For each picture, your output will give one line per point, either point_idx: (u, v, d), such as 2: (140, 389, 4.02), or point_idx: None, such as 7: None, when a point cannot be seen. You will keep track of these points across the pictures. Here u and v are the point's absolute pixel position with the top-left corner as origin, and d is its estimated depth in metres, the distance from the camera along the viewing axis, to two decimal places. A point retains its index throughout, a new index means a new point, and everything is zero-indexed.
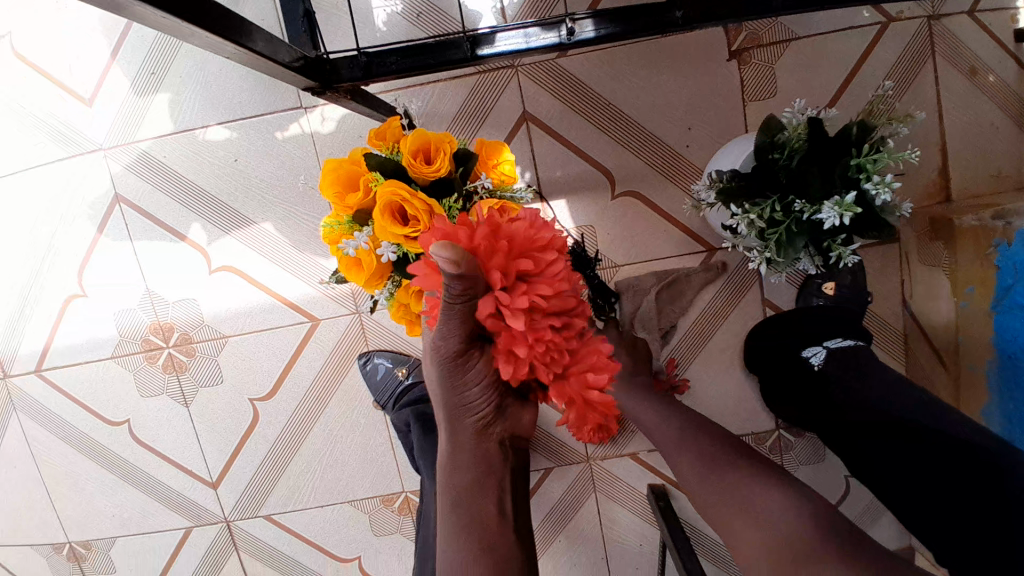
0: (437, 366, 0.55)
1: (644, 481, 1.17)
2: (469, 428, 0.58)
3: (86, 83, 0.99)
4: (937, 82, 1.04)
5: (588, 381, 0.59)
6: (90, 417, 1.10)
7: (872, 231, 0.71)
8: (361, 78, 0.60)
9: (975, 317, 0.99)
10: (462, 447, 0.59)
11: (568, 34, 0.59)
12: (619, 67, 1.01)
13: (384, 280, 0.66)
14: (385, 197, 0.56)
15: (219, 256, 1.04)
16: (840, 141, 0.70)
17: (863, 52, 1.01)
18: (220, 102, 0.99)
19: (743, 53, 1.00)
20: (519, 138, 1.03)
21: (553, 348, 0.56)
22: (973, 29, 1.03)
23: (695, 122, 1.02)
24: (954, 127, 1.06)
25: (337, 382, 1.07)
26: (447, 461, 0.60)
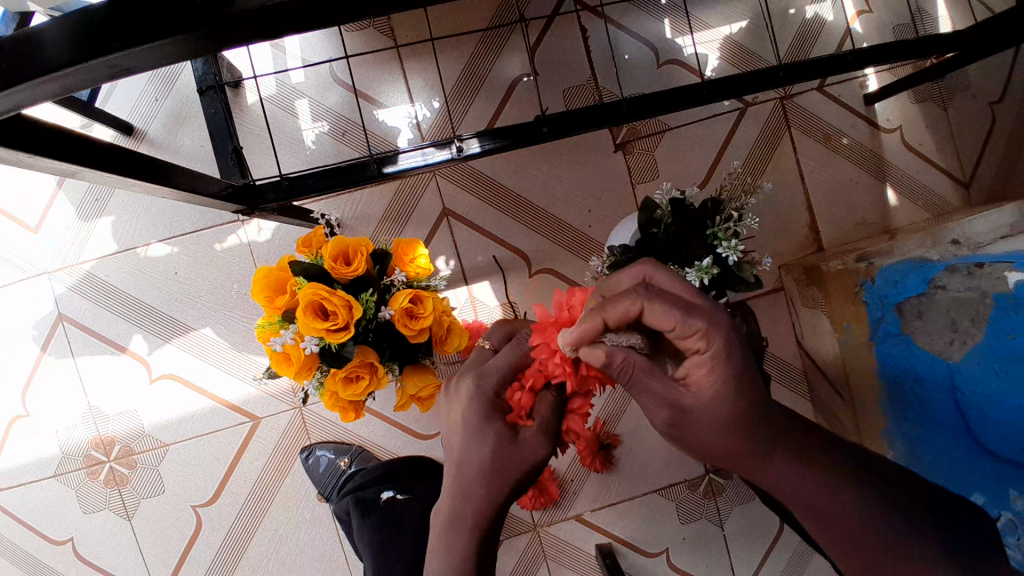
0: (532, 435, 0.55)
1: (592, 542, 1.21)
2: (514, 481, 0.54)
3: (31, 213, 1.05)
4: (795, 151, 1.24)
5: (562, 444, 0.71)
6: (34, 540, 1.07)
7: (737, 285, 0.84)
8: (285, 199, 0.71)
9: (856, 351, 1.13)
10: (473, 505, 0.53)
11: (458, 151, 0.73)
12: (523, 164, 1.16)
13: (313, 370, 0.72)
14: (307, 298, 0.63)
15: (159, 365, 1.08)
16: (699, 214, 0.83)
17: (726, 136, 1.20)
18: (161, 221, 1.06)
19: (628, 144, 1.17)
20: (441, 232, 1.14)
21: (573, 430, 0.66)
22: (825, 101, 1.25)
23: (594, 205, 1.16)
24: (814, 191, 1.25)
25: (281, 479, 1.09)
26: (446, 514, 0.54)
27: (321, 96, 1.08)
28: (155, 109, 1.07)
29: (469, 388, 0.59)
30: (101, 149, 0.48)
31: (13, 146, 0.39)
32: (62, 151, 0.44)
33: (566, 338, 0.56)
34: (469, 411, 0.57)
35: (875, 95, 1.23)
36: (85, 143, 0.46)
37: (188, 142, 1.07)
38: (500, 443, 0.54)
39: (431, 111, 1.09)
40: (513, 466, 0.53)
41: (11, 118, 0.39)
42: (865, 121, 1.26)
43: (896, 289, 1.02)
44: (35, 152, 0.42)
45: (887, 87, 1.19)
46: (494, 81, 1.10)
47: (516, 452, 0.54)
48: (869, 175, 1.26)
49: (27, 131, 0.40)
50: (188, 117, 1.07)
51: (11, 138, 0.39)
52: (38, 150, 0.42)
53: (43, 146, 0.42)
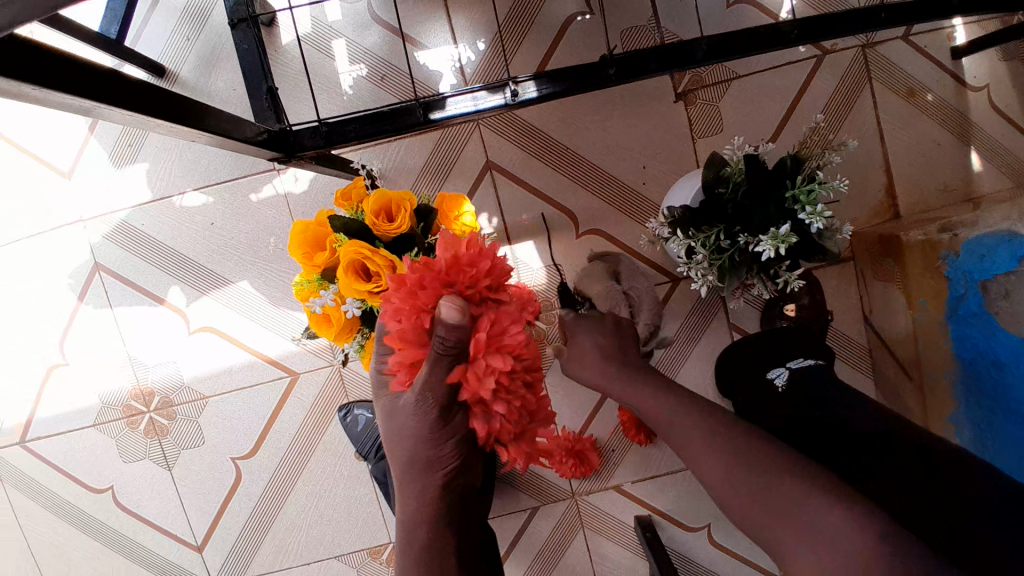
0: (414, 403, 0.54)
1: (631, 513, 1.18)
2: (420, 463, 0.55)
3: (64, 158, 1.03)
4: (875, 106, 1.12)
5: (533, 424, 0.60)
6: (74, 486, 1.09)
7: (814, 254, 0.75)
8: (323, 146, 0.65)
9: (931, 328, 1.03)
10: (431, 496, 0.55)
11: (512, 96, 0.65)
12: (574, 115, 1.07)
13: (354, 334, 0.68)
14: (348, 256, 0.58)
15: (197, 318, 1.06)
16: (777, 174, 0.74)
17: (801, 87, 1.08)
18: (196, 170, 1.02)
19: (690, 95, 1.07)
20: (484, 187, 1.07)
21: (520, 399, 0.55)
22: (909, 52, 1.12)
23: (650, 161, 1.07)
24: (893, 151, 1.13)
25: (319, 435, 1.08)
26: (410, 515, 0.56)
27: (359, 37, 1.00)
28: (187, 50, 1.01)
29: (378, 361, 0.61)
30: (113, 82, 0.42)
31: (14, 74, 0.34)
32: (72, 82, 0.38)
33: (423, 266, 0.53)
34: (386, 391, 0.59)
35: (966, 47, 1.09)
36: (98, 74, 0.40)
37: (220, 86, 1.01)
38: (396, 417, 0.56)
39: (475, 54, 1.01)
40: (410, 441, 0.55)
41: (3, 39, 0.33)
42: (952, 77, 1.12)
43: (982, 264, 0.92)
44: (40, 84, 0.36)
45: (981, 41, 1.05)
46: (545, 21, 1.01)
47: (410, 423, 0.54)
48: (953, 136, 1.13)
49: (25, 55, 0.35)
50: (220, 59, 1.01)
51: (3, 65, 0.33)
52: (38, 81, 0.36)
53: (45, 76, 0.36)
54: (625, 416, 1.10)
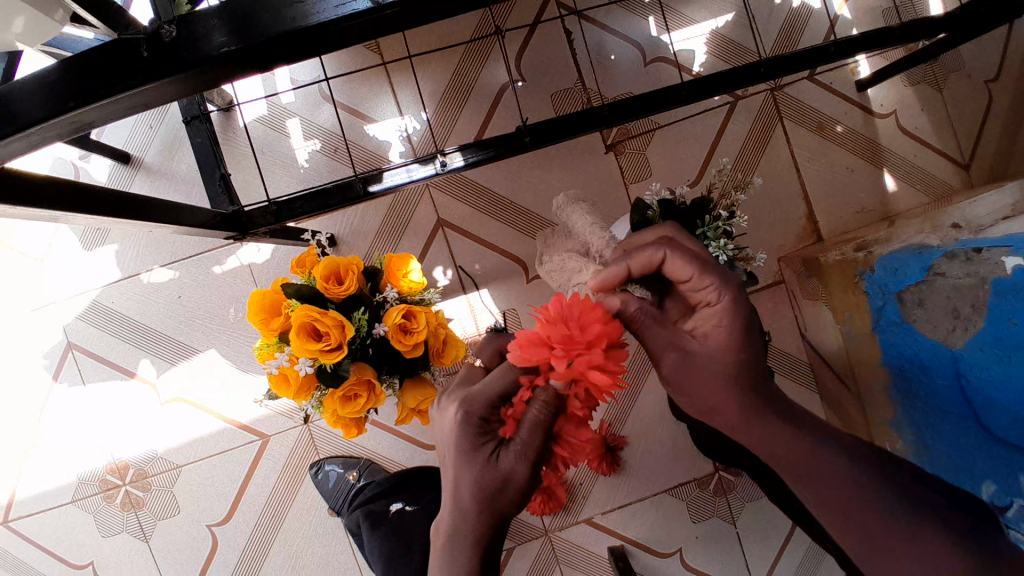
0: (514, 458, 0.54)
1: (605, 544, 1.21)
2: (487, 506, 0.54)
3: (36, 245, 1.08)
4: (787, 141, 1.24)
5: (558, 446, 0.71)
6: (55, 562, 1.10)
7: (727, 282, 0.83)
8: (274, 222, 0.72)
9: (858, 342, 1.13)
10: (486, 519, 0.54)
11: (441, 165, 0.73)
12: (516, 171, 1.16)
13: (312, 391, 0.73)
14: (299, 320, 0.64)
15: (168, 388, 1.10)
16: (690, 212, 0.83)
17: (717, 131, 1.20)
18: (163, 248, 1.09)
19: (619, 145, 1.17)
20: (437, 243, 1.15)
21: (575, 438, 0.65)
22: (816, 89, 1.25)
23: (589, 207, 1.17)
24: (809, 180, 1.24)
25: (294, 494, 1.10)
26: (448, 531, 0.55)
27: (312, 115, 1.10)
28: (150, 137, 1.09)
29: (456, 413, 0.58)
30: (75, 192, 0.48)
31: (16, 199, 0.42)
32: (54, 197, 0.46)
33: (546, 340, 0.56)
34: (457, 440, 0.56)
35: (866, 81, 1.22)
36: (57, 190, 0.46)
37: (184, 168, 1.09)
38: (482, 470, 0.54)
39: (420, 124, 1.10)
40: (493, 482, 0.54)
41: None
42: (858, 108, 1.25)
43: (896, 277, 1.02)
44: (32, 203, 0.44)
45: (881, 72, 1.18)
46: (481, 90, 1.11)
47: (491, 470, 0.54)
48: (864, 161, 1.26)
49: (18, 183, 0.43)
50: (183, 143, 1.09)
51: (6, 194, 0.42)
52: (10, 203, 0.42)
53: (36, 199, 0.44)
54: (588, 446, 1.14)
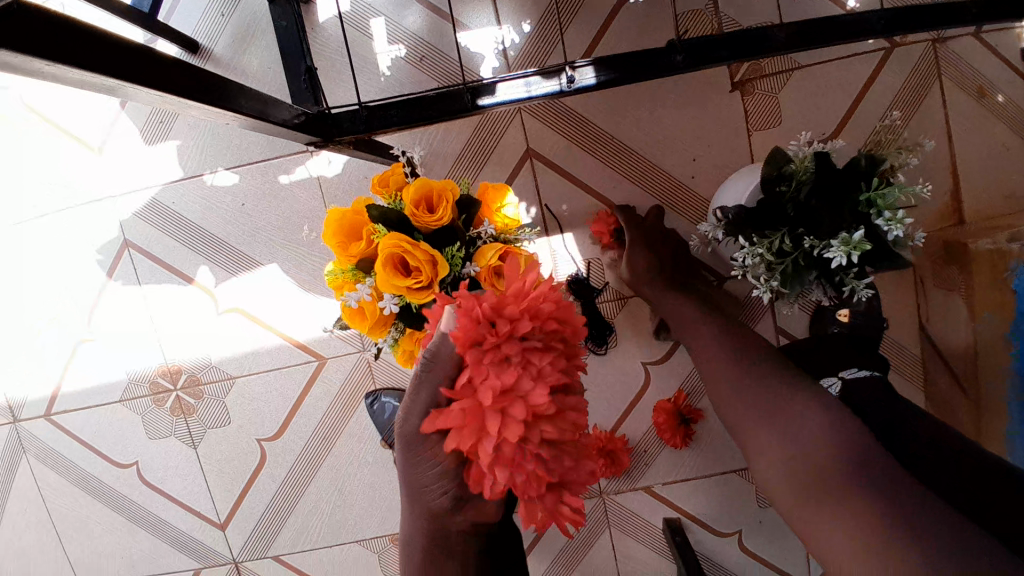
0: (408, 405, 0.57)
1: (659, 516, 1.14)
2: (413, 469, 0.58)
3: (96, 133, 1.01)
4: (943, 108, 1.02)
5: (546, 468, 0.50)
6: (100, 459, 1.09)
7: (883, 262, 0.69)
8: (363, 130, 0.62)
9: (993, 343, 0.96)
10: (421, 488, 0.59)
11: (568, 82, 0.60)
12: (621, 103, 1.01)
13: (388, 328, 0.64)
14: (387, 249, 0.55)
15: (226, 298, 1.04)
16: (850, 173, 0.68)
17: (862, 87, 1.01)
18: (228, 149, 1.00)
19: (747, 84, 1.00)
20: (523, 175, 1.03)
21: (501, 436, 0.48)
22: (975, 53, 1.01)
23: (701, 152, 1.01)
24: (962, 156, 1.04)
25: (346, 421, 1.06)
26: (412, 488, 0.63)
27: (398, 16, 0.96)
28: (222, 24, 0.98)
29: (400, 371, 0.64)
30: (134, 55, 0.36)
31: (52, 55, 0.31)
32: (105, 60, 0.34)
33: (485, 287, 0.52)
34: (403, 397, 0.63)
35: None
36: (113, 46, 0.35)
37: (256, 62, 0.98)
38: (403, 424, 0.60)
39: (520, 36, 0.96)
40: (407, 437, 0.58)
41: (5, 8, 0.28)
42: (1020, 79, 1.02)
43: None
44: (76, 63, 0.32)
45: None
46: (594, 3, 0.95)
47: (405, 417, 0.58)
48: (1019, 142, 1.03)
49: (52, 31, 0.31)
50: (257, 33, 0.98)
51: (40, 45, 0.30)
52: (50, 58, 0.31)
53: (82, 60, 0.33)
54: (660, 417, 1.05)
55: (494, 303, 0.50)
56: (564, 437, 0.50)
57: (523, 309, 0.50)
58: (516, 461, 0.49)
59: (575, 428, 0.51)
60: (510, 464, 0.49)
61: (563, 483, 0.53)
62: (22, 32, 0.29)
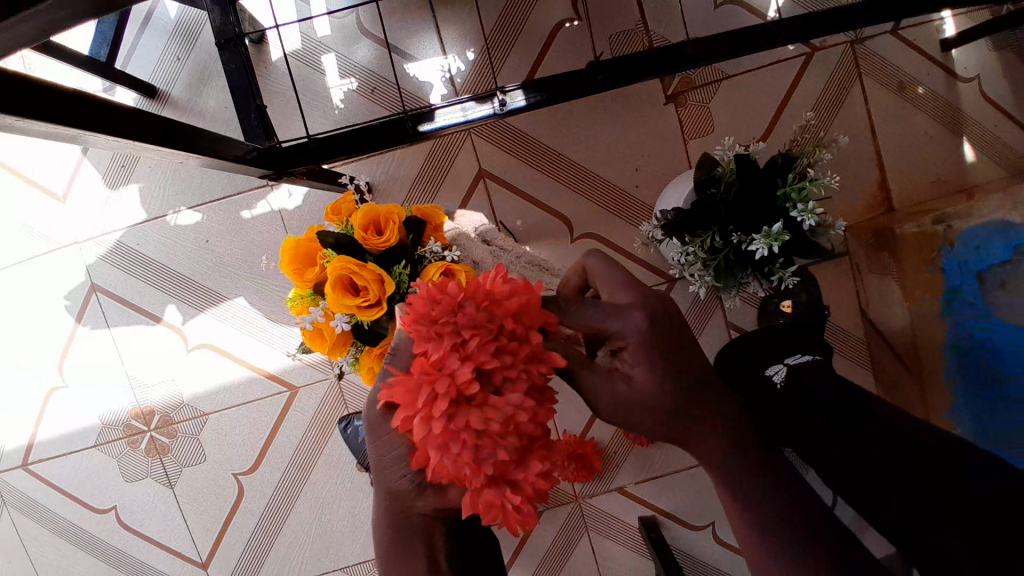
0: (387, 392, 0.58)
1: (635, 515, 1.17)
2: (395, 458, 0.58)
3: (58, 181, 1.03)
4: (866, 102, 1.11)
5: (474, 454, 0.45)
6: (77, 507, 1.09)
7: (808, 252, 0.75)
8: (313, 161, 0.65)
9: (928, 320, 1.03)
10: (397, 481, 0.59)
11: (500, 105, 0.65)
12: (565, 121, 1.07)
13: (348, 347, 0.68)
14: (335, 272, 0.58)
15: (196, 335, 1.06)
16: (768, 172, 0.75)
17: (789, 86, 1.08)
18: (190, 189, 1.03)
19: (680, 96, 1.07)
20: (477, 195, 1.07)
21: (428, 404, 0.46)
22: (900, 47, 1.10)
23: (643, 163, 1.07)
24: (884, 147, 1.12)
25: (321, 448, 1.07)
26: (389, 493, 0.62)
27: (348, 50, 1.01)
28: (177, 70, 1.01)
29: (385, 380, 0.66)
30: (88, 105, 0.40)
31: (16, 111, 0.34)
32: (63, 112, 0.37)
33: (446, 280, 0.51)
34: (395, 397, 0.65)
35: (953, 40, 1.07)
36: (70, 100, 0.38)
37: (213, 103, 1.02)
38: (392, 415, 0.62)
39: (465, 64, 1.01)
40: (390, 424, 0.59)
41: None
42: (942, 70, 1.10)
43: (976, 255, 0.93)
44: (36, 117, 0.35)
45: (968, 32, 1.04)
46: (531, 30, 1.01)
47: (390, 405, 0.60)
48: (940, 128, 1.11)
49: (13, 89, 0.34)
50: (212, 77, 1.02)
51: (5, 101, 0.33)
52: (20, 113, 0.34)
53: (43, 113, 0.36)
54: None
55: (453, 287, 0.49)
56: (493, 428, 0.45)
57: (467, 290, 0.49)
58: (442, 446, 0.46)
59: (512, 423, 0.46)
60: (438, 448, 0.46)
61: (505, 483, 0.48)
62: None
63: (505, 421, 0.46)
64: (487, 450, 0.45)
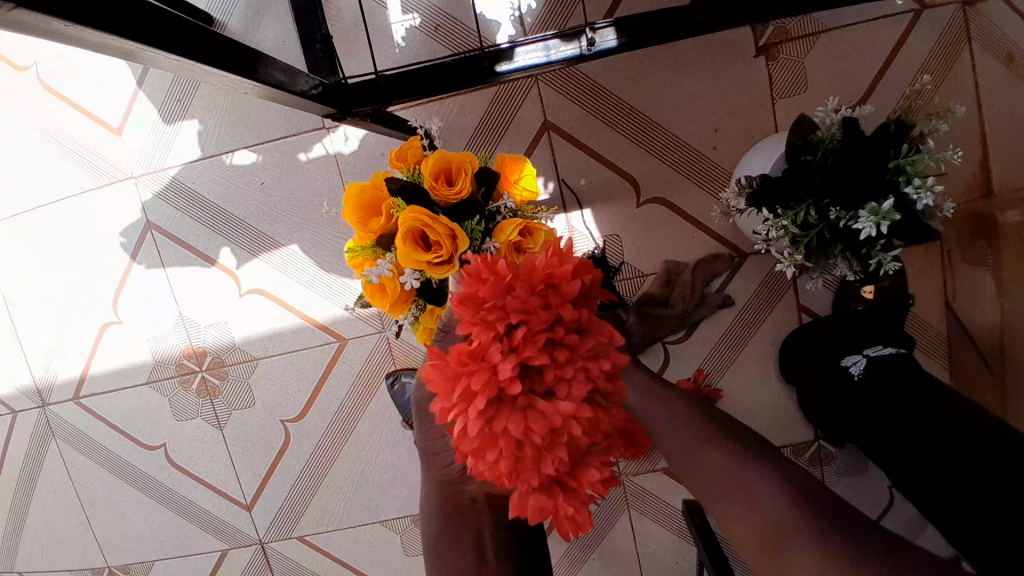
0: None
1: (681, 496, 1.13)
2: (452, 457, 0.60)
3: (116, 114, 1.02)
4: (973, 72, 0.97)
5: (516, 459, 0.48)
6: (129, 443, 1.12)
7: (915, 234, 0.68)
8: (381, 101, 0.61)
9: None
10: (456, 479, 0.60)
11: (587, 46, 0.59)
12: (639, 74, 0.99)
13: (409, 304, 0.64)
14: (407, 223, 0.55)
15: (248, 279, 1.05)
16: (879, 139, 0.66)
17: (893, 47, 0.97)
18: (246, 127, 1.00)
19: (772, 49, 0.97)
20: (541, 148, 1.02)
21: (467, 402, 0.48)
22: (1008, 14, 0.96)
23: (722, 122, 0.99)
24: (989, 131, 0.99)
25: (367, 402, 1.06)
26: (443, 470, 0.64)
27: None
28: (236, 1, 0.98)
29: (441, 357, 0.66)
30: (151, 18, 0.36)
31: (68, 15, 0.30)
32: (120, 22, 0.34)
33: (496, 262, 0.51)
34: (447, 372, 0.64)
35: None
36: (130, 9, 0.34)
37: (270, 38, 0.97)
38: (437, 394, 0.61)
39: (536, 2, 0.94)
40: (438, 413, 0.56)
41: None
42: None
43: None
44: (91, 25, 0.32)
45: None
46: None
47: None
48: None
49: None
50: (272, 10, 0.97)
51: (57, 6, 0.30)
52: (65, 17, 0.30)
53: (98, 21, 0.32)
54: None
55: (498, 276, 0.50)
56: (538, 432, 0.47)
57: (513, 275, 0.50)
58: (483, 446, 0.48)
59: (557, 428, 0.47)
60: (476, 448, 0.49)
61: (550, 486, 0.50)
62: None
63: (554, 431, 0.48)
64: (530, 457, 0.48)
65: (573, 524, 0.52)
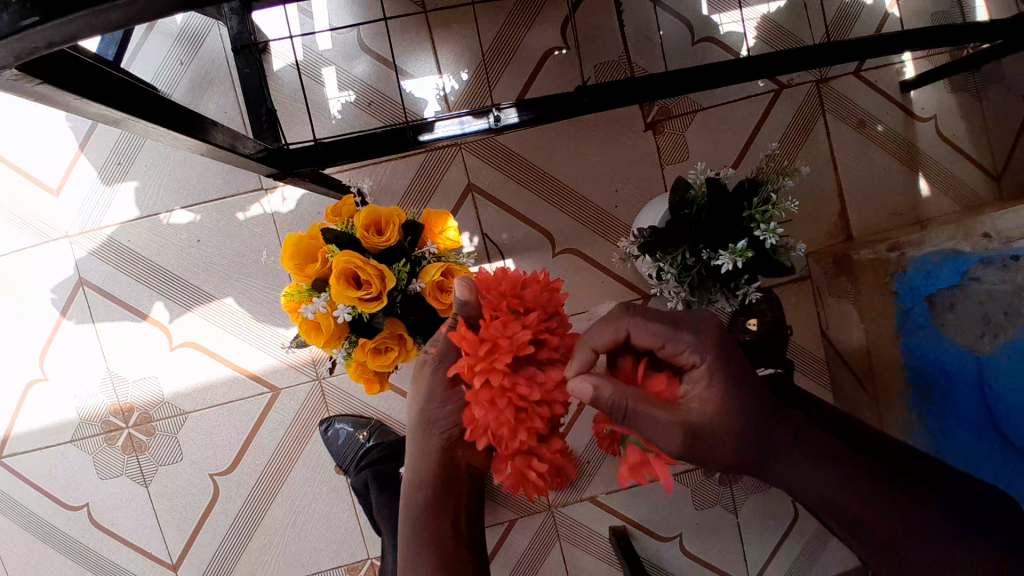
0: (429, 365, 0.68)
1: (606, 525, 1.21)
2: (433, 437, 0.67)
3: (52, 175, 1.05)
4: (828, 137, 1.19)
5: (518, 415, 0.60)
6: (50, 504, 1.08)
7: (768, 270, 0.81)
8: (317, 164, 0.69)
9: (881, 341, 1.07)
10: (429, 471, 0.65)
11: (495, 121, 0.71)
12: (550, 142, 1.13)
13: (341, 340, 0.71)
14: (340, 265, 0.62)
15: (180, 333, 1.07)
16: (736, 196, 0.81)
17: (759, 118, 1.16)
18: (185, 188, 1.05)
19: (658, 124, 1.14)
20: (465, 208, 1.12)
21: (490, 361, 0.59)
22: (861, 87, 1.19)
23: (623, 184, 1.14)
24: (844, 179, 1.19)
25: (300, 451, 1.09)
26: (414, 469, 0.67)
27: (347, 66, 1.06)
28: (180, 74, 1.05)
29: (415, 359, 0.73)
30: (140, 95, 0.44)
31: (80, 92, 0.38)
32: (118, 97, 0.42)
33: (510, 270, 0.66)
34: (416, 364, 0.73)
35: (912, 81, 1.17)
36: (125, 87, 0.43)
37: (213, 108, 1.05)
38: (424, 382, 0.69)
39: (459, 84, 1.07)
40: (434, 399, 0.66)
41: (52, 53, 0.36)
42: (899, 109, 1.19)
43: (927, 280, 0.95)
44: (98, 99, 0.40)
45: (924, 76, 1.13)
46: (522, 56, 1.08)
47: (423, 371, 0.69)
48: (901, 163, 1.20)
49: (78, 72, 0.38)
50: (215, 82, 1.05)
51: (72, 85, 0.38)
52: (82, 94, 0.39)
53: (100, 96, 0.40)
54: None
55: (515, 277, 0.64)
56: (541, 393, 0.61)
57: (528, 279, 0.65)
58: (496, 396, 0.59)
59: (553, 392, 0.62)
60: (491, 401, 0.59)
61: (530, 445, 0.63)
62: (54, 71, 0.36)
63: (550, 396, 0.62)
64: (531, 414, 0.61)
65: (541, 483, 0.65)
